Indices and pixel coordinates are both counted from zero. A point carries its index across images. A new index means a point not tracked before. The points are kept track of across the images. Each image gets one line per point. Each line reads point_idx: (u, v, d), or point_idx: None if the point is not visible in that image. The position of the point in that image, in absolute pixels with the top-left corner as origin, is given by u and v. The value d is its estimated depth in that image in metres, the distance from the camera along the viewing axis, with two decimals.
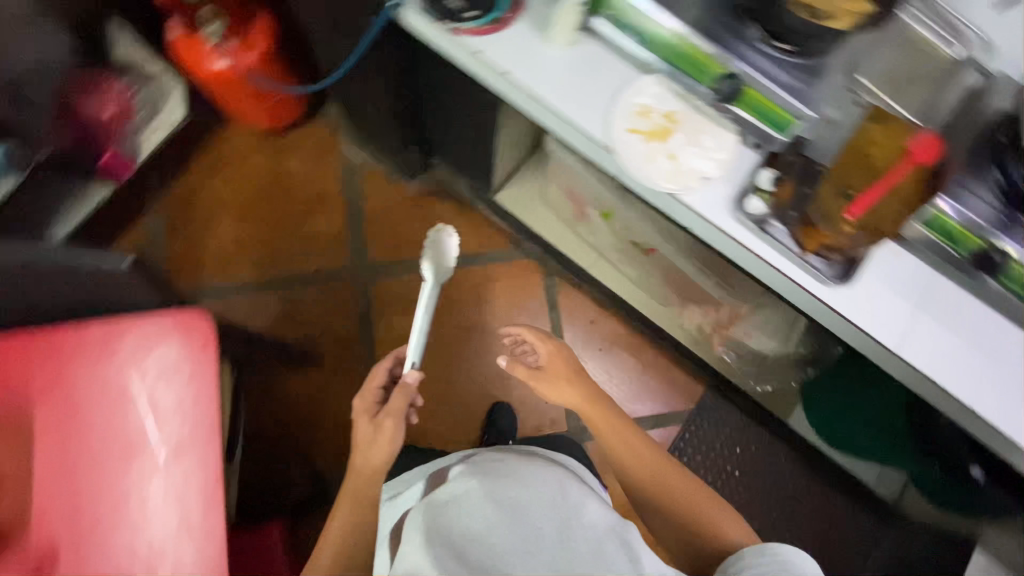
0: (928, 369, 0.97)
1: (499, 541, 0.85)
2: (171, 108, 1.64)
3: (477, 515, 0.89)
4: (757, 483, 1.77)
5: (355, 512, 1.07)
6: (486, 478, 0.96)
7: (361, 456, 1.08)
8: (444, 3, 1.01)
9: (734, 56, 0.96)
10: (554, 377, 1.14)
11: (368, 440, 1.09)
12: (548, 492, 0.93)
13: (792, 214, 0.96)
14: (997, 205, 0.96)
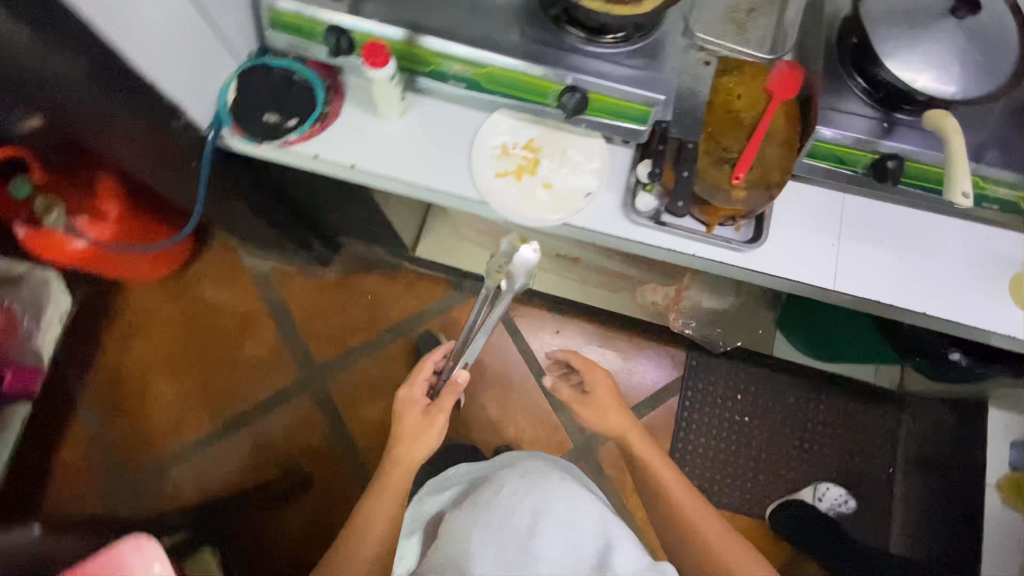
0: (871, 291, 0.96)
1: (521, 540, 0.90)
2: (56, 300, 1.54)
3: (509, 511, 0.95)
4: (767, 422, 1.76)
5: (389, 517, 1.01)
6: (526, 482, 1.01)
7: (405, 445, 1.06)
8: (261, 121, 0.94)
9: (566, 67, 0.88)
10: (608, 401, 1.17)
11: (411, 423, 1.09)
12: (579, 516, 0.94)
13: (677, 203, 0.90)
14: (875, 113, 0.91)
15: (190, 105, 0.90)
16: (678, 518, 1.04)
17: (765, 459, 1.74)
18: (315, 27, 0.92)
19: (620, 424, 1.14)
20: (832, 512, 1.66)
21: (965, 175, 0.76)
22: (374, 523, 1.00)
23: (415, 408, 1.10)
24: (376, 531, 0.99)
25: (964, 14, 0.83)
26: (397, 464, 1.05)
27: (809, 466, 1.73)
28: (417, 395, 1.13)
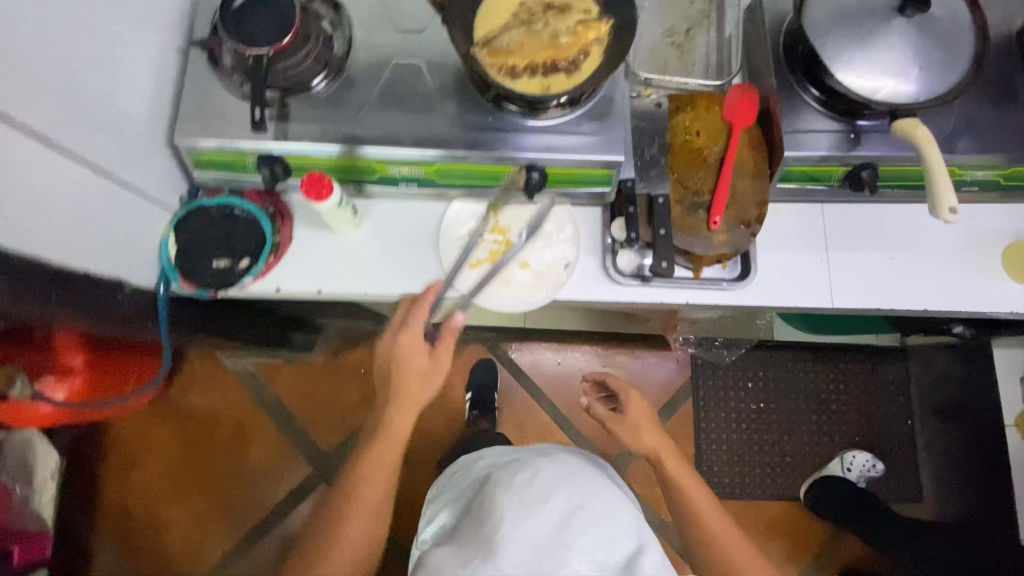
0: (870, 297, 0.94)
1: (551, 533, 0.77)
2: (44, 459, 1.46)
3: (537, 497, 0.81)
4: (782, 404, 1.76)
5: (383, 484, 0.90)
6: (560, 473, 0.86)
7: (404, 387, 0.88)
8: (210, 270, 0.88)
9: (518, 149, 0.84)
10: (638, 409, 1.03)
11: (413, 374, 0.87)
12: (611, 516, 0.82)
13: (661, 263, 0.86)
14: (840, 125, 0.87)
15: (133, 274, 0.84)
16: (713, 559, 0.91)
17: (789, 440, 1.74)
18: (242, 160, 0.86)
19: (652, 443, 0.99)
20: (862, 479, 1.68)
21: (948, 192, 0.72)
22: (370, 489, 0.89)
23: (418, 355, 0.87)
24: (369, 487, 0.90)
25: (912, 13, 0.79)
26: (393, 414, 0.89)
27: (831, 436, 1.74)
28: (415, 343, 0.87)
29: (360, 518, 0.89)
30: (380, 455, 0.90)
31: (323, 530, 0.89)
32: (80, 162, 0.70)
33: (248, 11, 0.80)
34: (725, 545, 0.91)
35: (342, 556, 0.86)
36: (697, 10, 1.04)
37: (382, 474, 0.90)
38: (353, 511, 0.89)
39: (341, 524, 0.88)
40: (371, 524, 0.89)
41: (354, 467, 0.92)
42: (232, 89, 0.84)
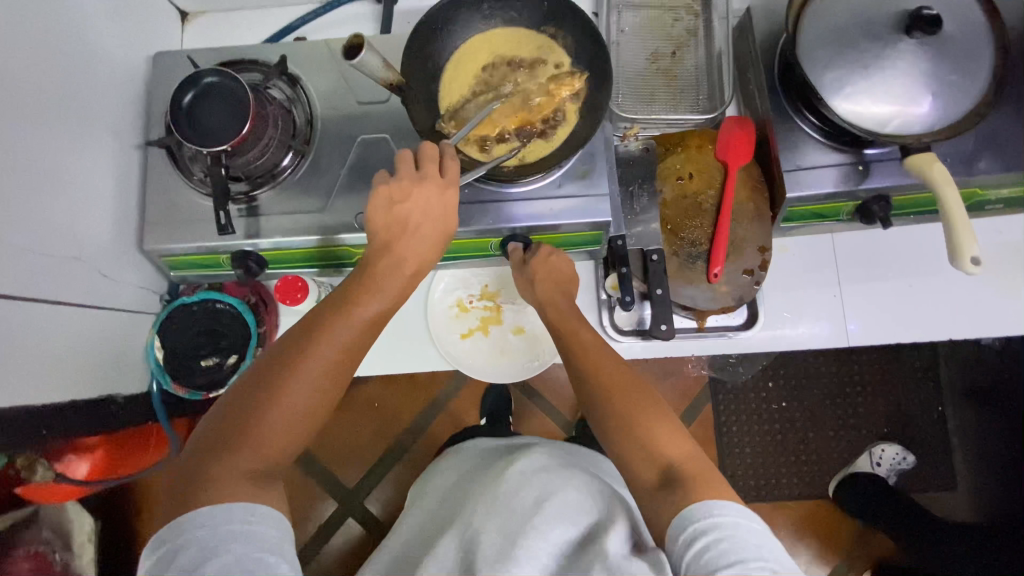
0: (885, 330, 0.88)
1: (520, 518, 0.72)
2: (80, 521, 1.47)
3: (510, 490, 0.77)
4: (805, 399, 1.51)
5: (324, 401, 0.62)
6: (532, 463, 0.82)
7: (384, 269, 0.69)
8: (199, 370, 0.87)
9: (498, 220, 0.79)
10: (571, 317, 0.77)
11: (413, 243, 0.70)
12: (582, 504, 0.75)
13: (661, 326, 0.80)
14: (847, 156, 0.79)
15: (121, 383, 0.86)
16: (635, 452, 0.65)
17: (816, 441, 1.50)
18: (219, 259, 0.84)
19: (594, 355, 0.73)
20: (892, 474, 1.45)
21: (970, 239, 0.66)
22: (336, 343, 0.63)
23: (420, 218, 0.70)
24: (319, 367, 0.62)
25: (921, 35, 0.69)
26: (364, 300, 0.66)
27: (858, 429, 1.49)
28: (421, 208, 0.69)
29: (293, 411, 0.60)
30: (333, 344, 0.62)
31: (200, 464, 0.56)
32: (40, 298, 0.70)
33: (200, 107, 0.76)
34: (621, 405, 0.67)
35: (229, 465, 0.56)
36: (682, 28, 0.96)
37: (326, 370, 0.62)
38: (272, 416, 0.59)
39: (257, 425, 0.59)
40: (276, 446, 0.59)
41: (279, 357, 0.62)
42: (195, 187, 0.82)
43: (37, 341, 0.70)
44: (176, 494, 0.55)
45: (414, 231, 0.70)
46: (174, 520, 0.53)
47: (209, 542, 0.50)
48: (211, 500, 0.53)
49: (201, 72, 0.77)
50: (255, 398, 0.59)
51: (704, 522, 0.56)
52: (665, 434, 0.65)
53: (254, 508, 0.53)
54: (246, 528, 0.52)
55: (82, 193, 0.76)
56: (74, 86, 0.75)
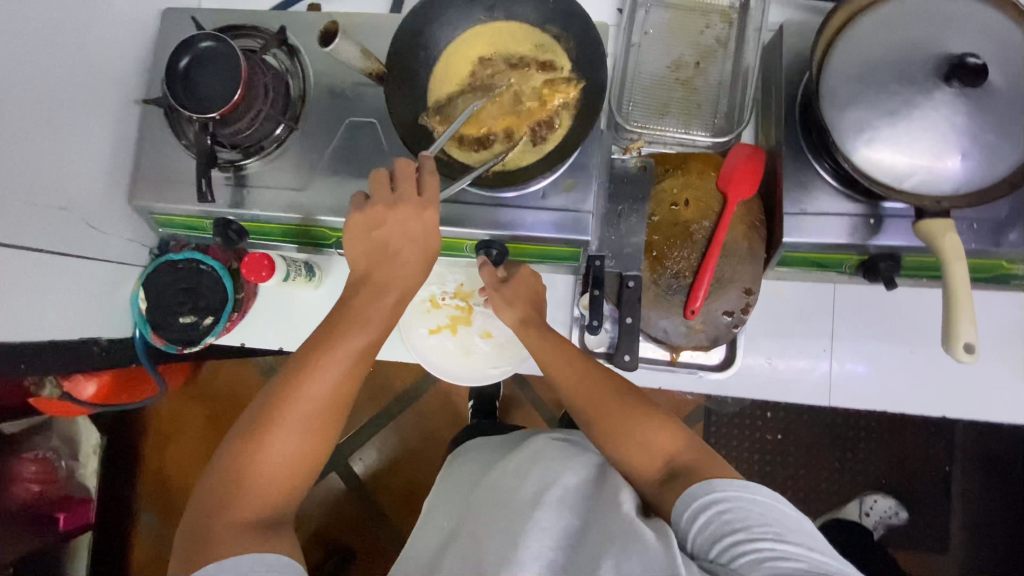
0: (873, 393, 0.82)
1: (519, 513, 0.66)
2: (87, 433, 1.49)
3: (510, 487, 0.71)
4: (804, 436, 1.36)
5: (315, 442, 0.63)
6: (530, 453, 0.76)
7: (368, 302, 0.67)
8: (177, 325, 0.89)
9: (473, 224, 0.76)
10: (541, 343, 0.77)
11: (396, 270, 0.68)
12: (585, 493, 0.70)
13: (623, 356, 0.77)
14: (859, 207, 0.73)
15: (103, 326, 0.90)
16: (635, 451, 0.67)
17: (808, 483, 1.36)
18: (201, 222, 0.86)
19: (571, 375, 0.73)
20: (880, 528, 1.32)
21: (969, 325, 0.60)
22: (313, 384, 0.63)
23: (400, 242, 0.67)
24: (296, 413, 0.62)
25: (959, 85, 0.61)
26: (346, 333, 0.66)
27: (853, 475, 1.36)
28: (402, 229, 0.67)
29: (284, 456, 0.61)
30: (318, 383, 0.63)
31: (203, 514, 0.58)
32: (24, 243, 0.73)
33: (193, 72, 0.75)
34: (607, 418, 0.70)
35: (229, 515, 0.58)
36: (712, 36, 0.88)
37: (313, 412, 0.62)
38: (264, 462, 0.60)
39: (251, 472, 0.60)
40: (273, 491, 0.61)
41: (268, 400, 0.63)
42: (186, 149, 0.82)
43: (19, 283, 0.73)
44: (183, 544, 0.58)
45: (394, 256, 0.68)
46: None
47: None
48: (214, 554, 0.55)
49: (198, 35, 0.76)
50: (246, 446, 0.61)
51: (705, 495, 0.59)
52: (655, 431, 0.67)
53: (260, 558, 0.55)
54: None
55: (76, 144, 0.78)
56: (78, 38, 0.76)
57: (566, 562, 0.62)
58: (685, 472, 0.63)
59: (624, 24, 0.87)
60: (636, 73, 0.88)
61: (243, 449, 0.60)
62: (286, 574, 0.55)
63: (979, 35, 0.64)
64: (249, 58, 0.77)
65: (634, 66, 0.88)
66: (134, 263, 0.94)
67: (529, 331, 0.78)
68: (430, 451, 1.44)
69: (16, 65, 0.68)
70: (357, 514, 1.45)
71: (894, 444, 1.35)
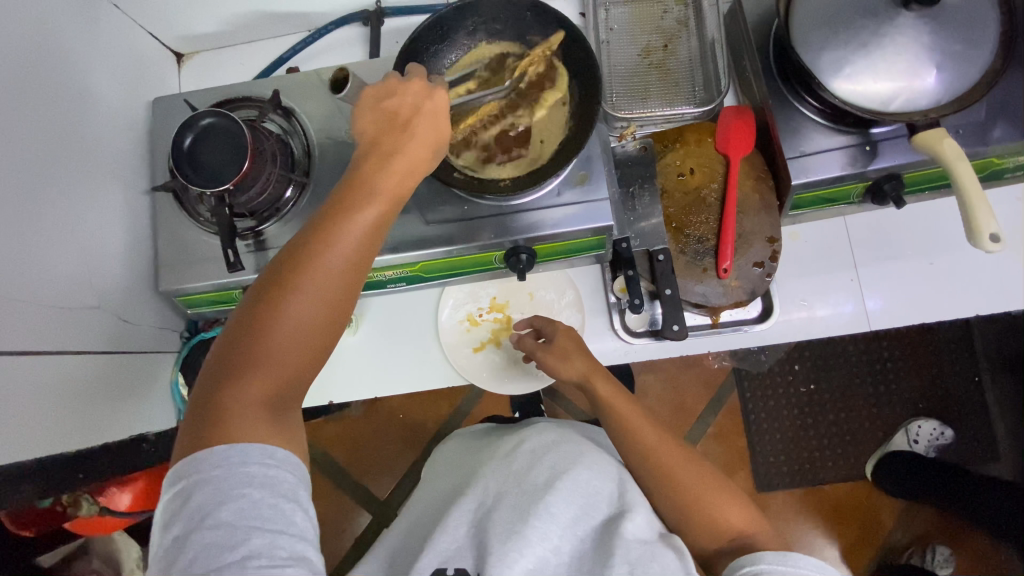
0: (906, 309, 0.86)
1: (530, 496, 0.71)
2: None
3: (517, 471, 0.75)
4: (836, 380, 1.37)
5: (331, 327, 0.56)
6: (547, 439, 0.78)
7: (378, 174, 0.58)
8: None
9: (501, 235, 0.78)
10: (620, 397, 0.73)
11: (402, 142, 0.60)
12: (596, 483, 0.72)
13: (672, 326, 0.78)
14: (853, 138, 0.77)
15: (144, 423, 0.88)
16: (700, 527, 0.68)
17: (850, 423, 1.36)
18: (230, 295, 0.87)
19: (647, 434, 0.70)
20: (931, 450, 1.32)
21: (987, 215, 0.64)
22: (327, 258, 0.54)
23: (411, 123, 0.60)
24: (308, 293, 0.53)
25: (919, 7, 0.67)
26: (359, 205, 0.57)
27: (891, 405, 1.36)
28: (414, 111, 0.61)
29: (293, 334, 0.53)
30: (333, 259, 0.55)
31: (206, 390, 0.52)
32: (57, 349, 0.72)
33: (198, 149, 0.77)
34: (681, 479, 0.69)
35: (235, 394, 0.51)
36: (672, 19, 0.94)
37: (328, 288, 0.54)
38: (272, 340, 0.53)
39: (262, 352, 0.53)
40: (281, 374, 0.53)
41: (278, 274, 0.54)
42: (204, 226, 0.84)
43: (58, 389, 0.72)
44: (190, 422, 0.51)
45: (407, 130, 0.60)
46: (191, 456, 0.49)
47: (226, 484, 0.48)
48: (221, 437, 0.50)
49: (198, 115, 0.78)
50: (254, 326, 0.53)
51: (778, 568, 0.59)
52: (728, 508, 0.68)
53: (271, 452, 0.50)
54: (262, 472, 0.49)
55: (92, 242, 0.78)
56: (80, 143, 0.78)
57: (572, 550, 0.67)
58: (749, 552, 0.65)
59: (590, 25, 0.93)
60: (609, 63, 0.92)
61: (253, 324, 0.52)
62: (297, 476, 0.51)
63: None
64: (251, 127, 0.80)
65: (605, 58, 0.92)
66: (165, 351, 0.93)
67: (593, 383, 0.74)
68: None
69: (29, 172, 0.69)
70: None
71: (922, 367, 1.36)
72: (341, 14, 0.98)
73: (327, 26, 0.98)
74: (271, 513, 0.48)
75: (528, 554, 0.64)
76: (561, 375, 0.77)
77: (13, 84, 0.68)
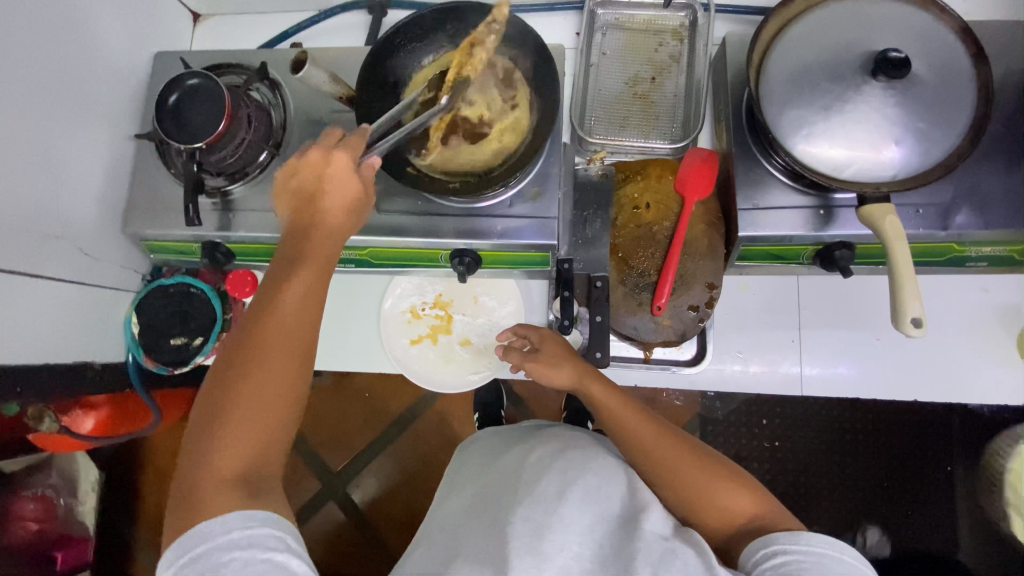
0: (845, 378, 0.84)
1: (544, 509, 0.70)
2: (85, 469, 1.47)
3: (529, 482, 0.74)
4: (799, 444, 1.32)
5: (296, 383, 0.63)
6: (553, 450, 0.79)
7: (319, 244, 0.68)
8: (168, 347, 0.94)
9: (447, 234, 0.80)
10: (613, 400, 0.75)
11: (336, 209, 0.68)
12: (607, 489, 0.73)
13: (595, 353, 0.80)
14: (810, 199, 0.76)
15: (96, 351, 0.94)
16: (710, 515, 0.69)
17: (810, 492, 1.30)
18: (191, 247, 0.91)
19: (641, 435, 0.73)
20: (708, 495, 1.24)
21: (914, 299, 0.63)
22: (259, 327, 0.63)
23: (332, 189, 0.68)
24: (251, 363, 0.61)
25: (885, 79, 0.66)
26: (286, 276, 0.65)
27: (855, 480, 1.30)
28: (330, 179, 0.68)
29: (247, 402, 0.60)
30: (268, 326, 0.63)
31: (187, 471, 0.60)
32: (18, 269, 0.77)
33: (180, 107, 0.81)
34: (682, 472, 0.70)
35: (209, 468, 0.58)
36: (665, 53, 0.94)
37: (269, 354, 0.62)
38: (230, 411, 0.60)
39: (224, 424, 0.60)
40: (245, 443, 0.60)
41: (230, 355, 0.63)
42: (176, 178, 0.88)
43: (7, 307, 0.77)
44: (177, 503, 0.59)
45: (326, 201, 0.68)
46: (178, 538, 0.57)
47: (212, 556, 0.55)
48: (201, 514, 0.56)
49: (186, 74, 0.83)
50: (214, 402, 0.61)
51: (791, 547, 0.61)
52: (734, 496, 0.68)
53: (250, 515, 0.56)
54: (243, 535, 0.55)
55: (71, 177, 0.84)
56: (76, 83, 0.83)
57: (593, 554, 0.66)
58: (765, 532, 0.66)
59: (582, 45, 0.94)
60: (593, 85, 0.94)
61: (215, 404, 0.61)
62: (278, 527, 0.57)
63: (903, 32, 0.70)
64: (233, 93, 0.84)
65: (590, 81, 0.94)
66: (127, 288, 0.99)
67: (587, 385, 0.76)
68: (421, 474, 1.44)
69: (14, 101, 0.74)
70: (356, 542, 1.43)
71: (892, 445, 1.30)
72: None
73: (334, 8, 1.02)
74: (258, 563, 0.54)
75: (549, 567, 0.64)
76: (554, 382, 0.78)
77: (16, 21, 0.73)
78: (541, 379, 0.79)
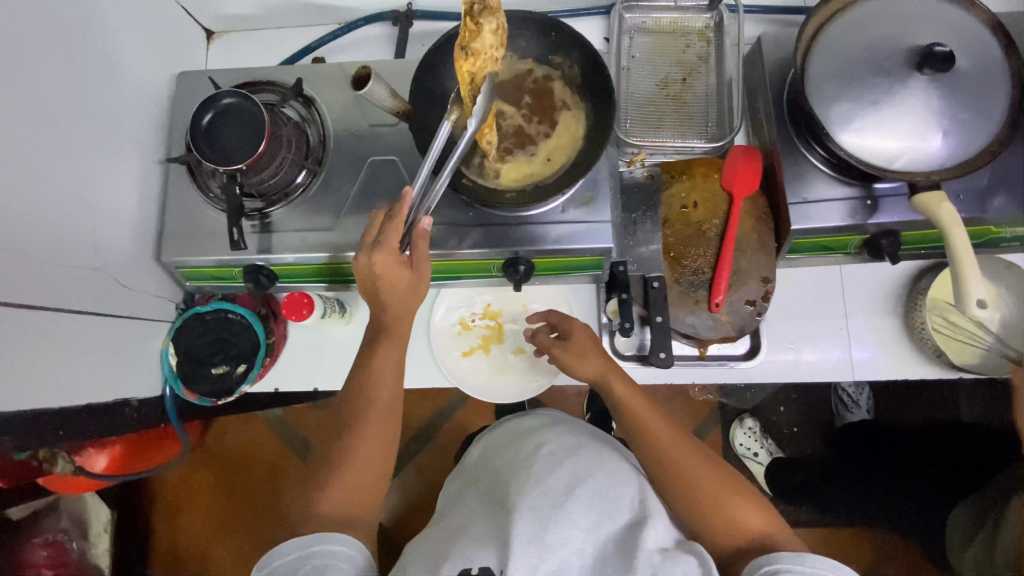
0: (891, 363, 0.87)
1: (548, 500, 0.66)
2: (96, 509, 1.40)
3: (537, 474, 0.71)
4: None
5: (384, 447, 0.67)
6: (565, 445, 0.76)
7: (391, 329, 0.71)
8: (207, 377, 0.90)
9: (502, 244, 0.80)
10: (632, 398, 0.75)
11: (392, 295, 0.69)
12: (616, 490, 0.69)
13: (658, 354, 0.80)
14: (855, 190, 0.78)
15: (134, 386, 0.90)
16: (715, 531, 0.67)
17: None
18: (231, 272, 0.88)
19: (661, 436, 0.72)
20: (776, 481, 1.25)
21: (978, 282, 0.66)
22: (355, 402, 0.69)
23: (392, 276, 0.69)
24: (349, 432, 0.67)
25: (931, 72, 0.68)
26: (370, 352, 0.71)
27: None
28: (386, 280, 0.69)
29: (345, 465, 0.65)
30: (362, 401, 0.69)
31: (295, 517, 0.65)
32: (56, 305, 0.74)
33: (215, 128, 0.78)
34: (689, 481, 0.69)
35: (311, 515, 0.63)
36: (693, 54, 0.95)
37: (360, 424, 0.67)
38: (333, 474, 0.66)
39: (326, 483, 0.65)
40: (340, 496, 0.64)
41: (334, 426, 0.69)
42: (212, 202, 0.85)
43: (48, 345, 0.73)
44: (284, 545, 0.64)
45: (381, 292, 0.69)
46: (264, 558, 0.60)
47: (295, 556, 0.58)
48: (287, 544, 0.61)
49: (220, 93, 0.80)
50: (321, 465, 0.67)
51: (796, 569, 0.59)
52: (744, 512, 0.67)
53: (328, 534, 0.59)
54: (322, 548, 0.58)
55: (104, 207, 0.80)
56: (104, 108, 0.80)
57: (596, 551, 0.63)
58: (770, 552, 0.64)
59: (613, 49, 0.94)
60: (625, 89, 0.94)
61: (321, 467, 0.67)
62: (354, 549, 0.60)
63: (940, 27, 0.73)
64: (270, 112, 0.81)
65: (622, 85, 0.94)
66: (161, 319, 0.95)
67: (609, 382, 0.76)
68: None
69: (47, 131, 0.71)
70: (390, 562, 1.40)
71: None
72: (371, 12, 1.00)
73: (357, 21, 1.00)
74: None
75: (550, 558, 0.60)
76: (579, 374, 0.79)
77: (44, 46, 0.70)
78: (568, 367, 0.81)
